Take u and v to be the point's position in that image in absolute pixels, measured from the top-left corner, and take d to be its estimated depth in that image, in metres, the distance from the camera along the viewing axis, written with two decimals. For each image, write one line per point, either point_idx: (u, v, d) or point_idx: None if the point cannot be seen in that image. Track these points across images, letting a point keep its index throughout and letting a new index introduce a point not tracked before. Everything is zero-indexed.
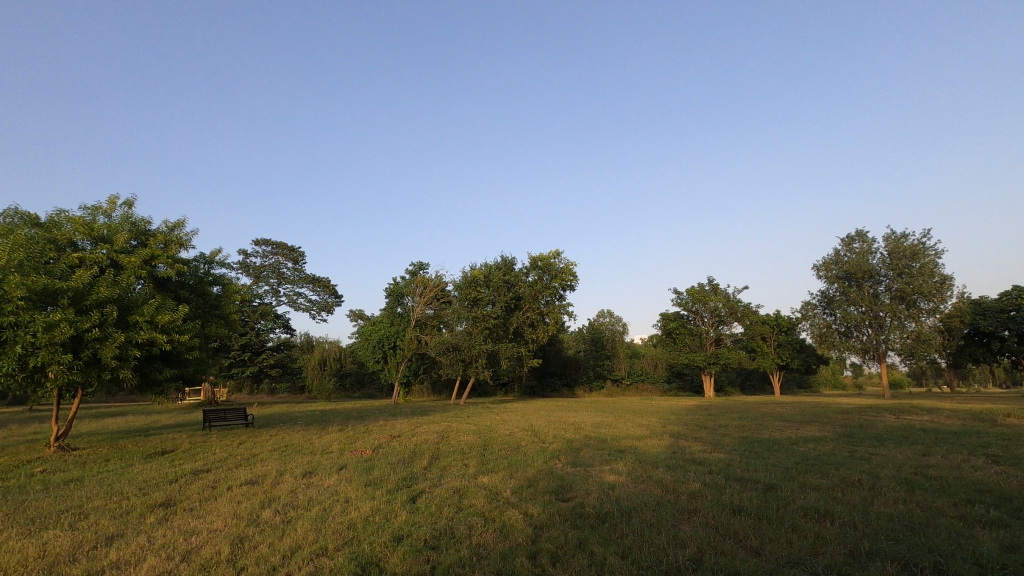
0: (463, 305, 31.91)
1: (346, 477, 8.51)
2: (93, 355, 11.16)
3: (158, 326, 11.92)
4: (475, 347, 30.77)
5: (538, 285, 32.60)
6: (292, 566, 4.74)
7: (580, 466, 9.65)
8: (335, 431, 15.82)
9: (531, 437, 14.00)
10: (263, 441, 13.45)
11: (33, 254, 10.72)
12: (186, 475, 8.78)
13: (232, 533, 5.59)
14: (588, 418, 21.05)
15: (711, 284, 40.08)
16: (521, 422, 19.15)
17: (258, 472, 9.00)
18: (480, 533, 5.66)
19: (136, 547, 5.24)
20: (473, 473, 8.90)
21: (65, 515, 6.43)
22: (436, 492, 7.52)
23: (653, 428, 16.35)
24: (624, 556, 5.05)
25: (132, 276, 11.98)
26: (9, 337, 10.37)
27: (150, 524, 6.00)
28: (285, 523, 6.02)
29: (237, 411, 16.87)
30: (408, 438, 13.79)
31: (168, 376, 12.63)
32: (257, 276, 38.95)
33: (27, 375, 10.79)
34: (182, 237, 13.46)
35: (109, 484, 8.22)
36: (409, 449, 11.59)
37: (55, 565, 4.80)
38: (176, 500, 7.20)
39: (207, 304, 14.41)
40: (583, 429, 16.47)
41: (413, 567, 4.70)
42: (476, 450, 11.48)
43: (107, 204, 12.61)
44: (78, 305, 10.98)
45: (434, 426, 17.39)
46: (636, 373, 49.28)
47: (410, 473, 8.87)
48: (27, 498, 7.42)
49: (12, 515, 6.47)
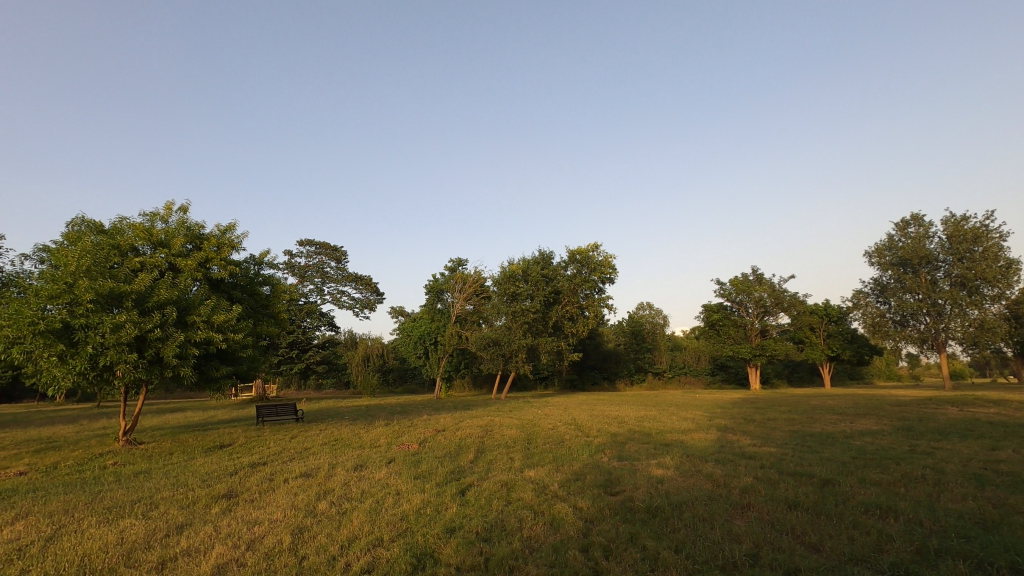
0: (503, 300, 32.24)
1: (397, 470, 8.74)
2: (156, 354, 11.76)
3: (214, 326, 12.44)
4: (515, 341, 30.91)
5: (576, 278, 32.39)
6: (351, 556, 4.89)
7: (626, 460, 9.61)
8: (381, 425, 16.21)
9: (575, 431, 13.98)
10: (315, 435, 13.94)
11: (99, 259, 11.38)
12: (245, 468, 9.16)
13: (292, 524, 5.82)
14: (632, 411, 20.89)
15: (755, 273, 39.11)
16: (563, 416, 19.13)
17: (312, 465, 9.32)
18: (531, 526, 5.71)
19: (204, 535, 5.51)
20: (519, 467, 8.99)
21: (137, 505, 6.83)
22: (484, 485, 7.62)
23: (699, 422, 16.07)
24: (677, 550, 5.01)
25: (189, 278, 12.56)
26: (80, 338, 11.05)
27: (215, 514, 6.30)
28: (341, 514, 6.22)
29: (288, 407, 17.48)
30: (453, 432, 14.02)
31: (224, 373, 13.19)
32: (303, 276, 40.09)
33: (98, 375, 11.48)
34: (233, 239, 13.97)
35: (175, 476, 8.68)
36: (455, 443, 11.78)
37: (133, 552, 5.10)
38: (236, 491, 7.54)
39: (258, 304, 14.94)
40: (626, 422, 16.37)
41: (468, 559, 4.78)
42: (521, 444, 11.56)
43: (163, 210, 13.21)
44: (141, 306, 11.60)
45: (478, 420, 17.59)
46: (678, 366, 48.54)
47: (458, 467, 9.01)
48: (102, 489, 7.92)
49: (92, 505, 6.93)
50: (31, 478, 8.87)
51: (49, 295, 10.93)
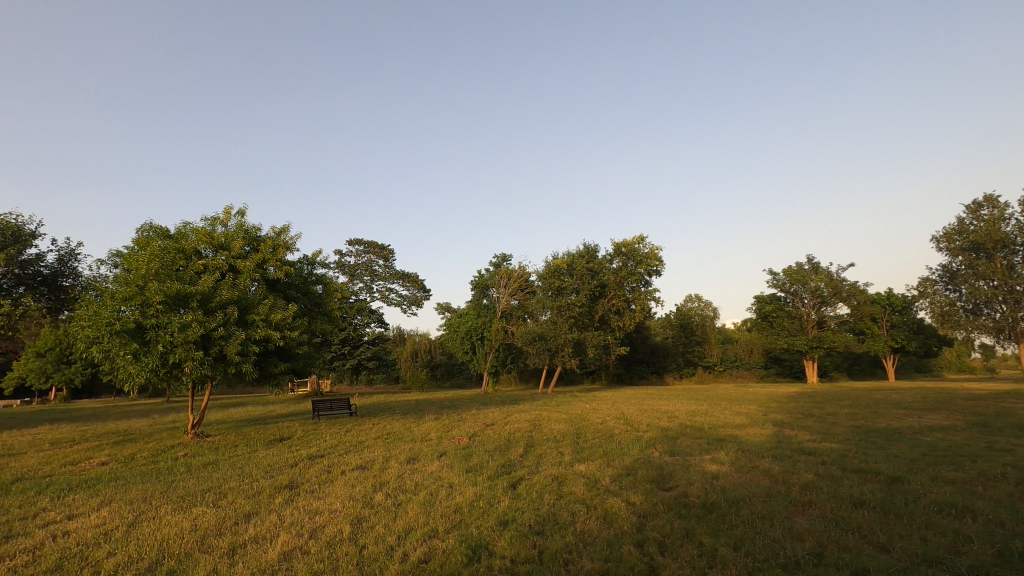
0: (548, 295, 32.16)
1: (449, 463, 8.88)
2: (220, 352, 12.38)
3: (272, 324, 12.96)
4: (561, 335, 30.76)
5: (622, 271, 31.99)
6: (408, 546, 5.03)
7: (678, 455, 9.42)
8: (431, 419, 16.54)
9: (625, 426, 13.84)
10: (368, 429, 14.33)
11: (166, 263, 12.06)
12: (304, 460, 9.53)
13: (351, 514, 6.01)
14: (683, 405, 20.49)
15: (811, 262, 37.57)
16: (612, 410, 18.96)
17: (367, 458, 9.60)
18: (584, 520, 5.71)
19: (270, 524, 5.79)
20: (569, 461, 8.97)
21: (208, 494, 7.23)
22: (535, 479, 7.66)
23: (754, 416, 15.61)
24: (736, 548, 4.89)
25: (248, 278, 13.13)
26: (152, 337, 11.77)
27: (279, 504, 6.60)
28: (396, 506, 6.40)
29: (342, 401, 18.06)
30: (501, 426, 14.12)
31: (282, 369, 13.72)
32: (352, 275, 41.22)
33: (168, 372, 12.19)
34: (288, 240, 14.48)
35: (240, 467, 9.14)
36: (504, 437, 11.87)
37: (206, 538, 5.42)
38: (297, 482, 7.87)
39: (313, 303, 15.45)
40: (676, 417, 16.05)
41: (522, 552, 4.82)
42: (571, 438, 11.55)
43: (223, 214, 13.84)
44: (205, 306, 12.23)
45: (525, 414, 17.68)
46: (730, 360, 47.20)
47: (508, 460, 9.08)
48: (175, 479, 8.43)
49: (167, 493, 7.39)
50: (113, 468, 9.54)
51: (123, 297, 11.70)
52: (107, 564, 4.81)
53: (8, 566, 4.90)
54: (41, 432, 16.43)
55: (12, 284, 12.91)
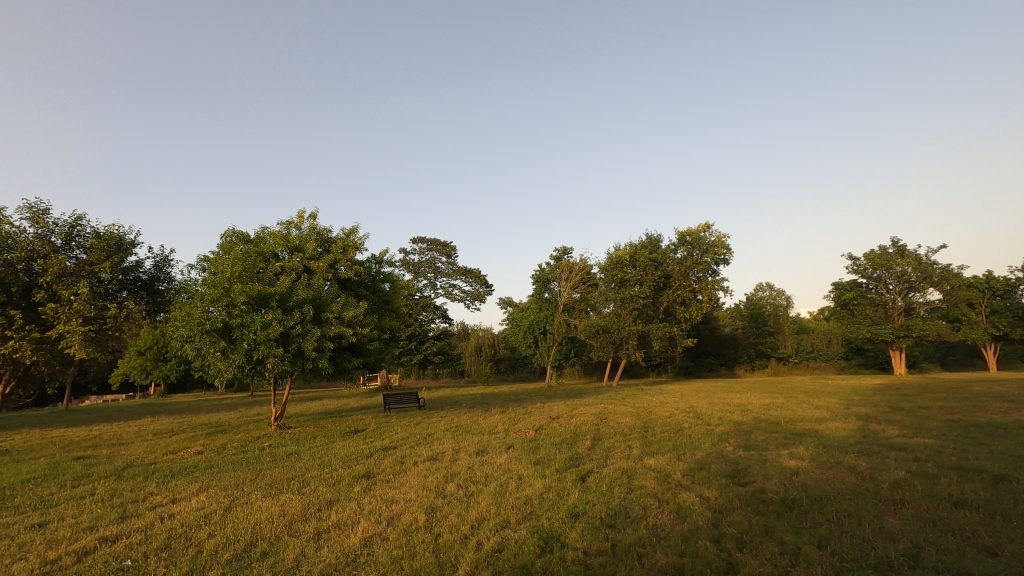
0: (611, 287, 31.70)
1: (517, 456, 8.98)
2: (298, 348, 13.11)
3: (345, 321, 13.54)
4: (625, 328, 30.22)
5: (688, 261, 31.28)
6: (482, 535, 5.14)
7: (754, 449, 9.05)
8: (498, 412, 16.75)
9: (694, 419, 13.49)
10: (437, 421, 14.72)
11: (248, 266, 12.88)
12: (379, 451, 9.94)
13: (425, 504, 6.22)
14: (756, 397, 19.73)
15: (896, 246, 35.04)
16: (680, 403, 18.53)
17: (438, 450, 9.88)
18: (656, 515, 5.62)
19: (350, 511, 6.08)
20: (638, 455, 8.84)
21: (293, 482, 7.70)
22: (604, 472, 7.62)
23: (835, 410, 14.78)
24: (821, 547, 4.67)
25: (321, 278, 13.78)
26: (238, 335, 12.62)
27: (358, 492, 6.93)
28: (468, 496, 6.54)
29: (411, 395, 18.64)
30: (567, 419, 14.14)
31: (355, 364, 14.33)
32: (417, 272, 42.31)
33: (252, 368, 13.02)
34: (357, 240, 15.03)
35: (320, 457, 9.66)
36: (570, 430, 11.86)
37: (294, 522, 5.77)
38: (373, 472, 8.23)
39: (381, 300, 15.99)
40: (749, 410, 15.45)
41: (594, 545, 4.81)
42: (639, 432, 11.37)
43: (297, 218, 14.57)
44: (283, 305, 12.98)
45: (591, 408, 17.62)
46: (806, 351, 44.89)
47: (576, 453, 9.08)
48: (263, 467, 9.03)
49: (257, 480, 7.93)
50: (208, 457, 10.35)
51: (211, 299, 12.59)
52: (209, 544, 5.24)
53: (125, 543, 5.43)
54: (145, 423, 18.02)
55: (117, 289, 14.11)
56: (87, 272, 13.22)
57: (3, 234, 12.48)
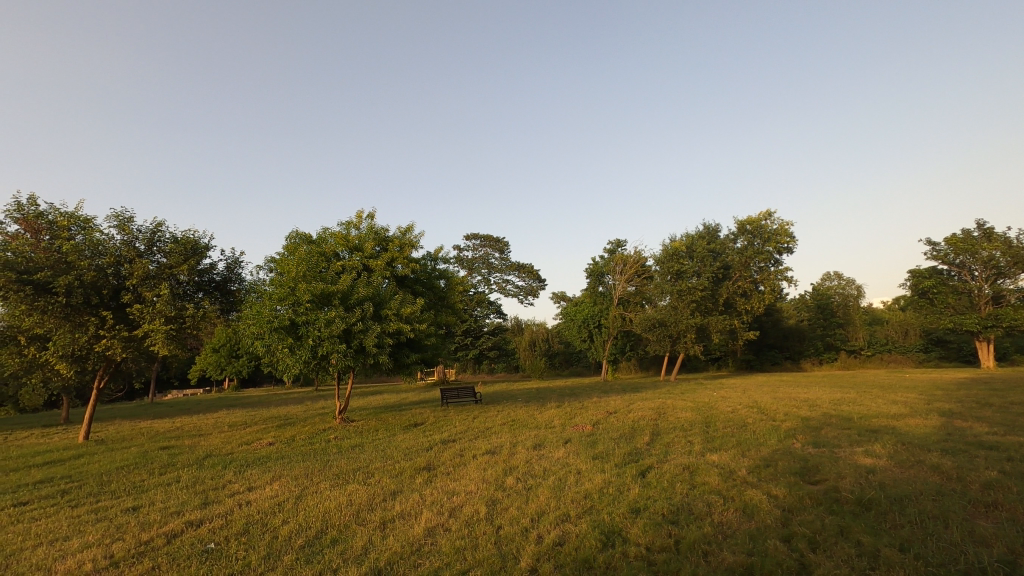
0: (666, 279, 30.95)
1: (574, 450, 8.95)
2: (360, 344, 13.56)
3: (403, 318, 13.90)
4: (682, 321, 29.48)
5: (748, 251, 30.21)
6: (542, 528, 5.18)
7: (824, 447, 8.63)
8: (554, 407, 16.71)
9: (758, 414, 13.00)
10: (494, 416, 14.85)
11: (311, 266, 13.44)
12: (439, 445, 10.17)
13: (486, 496, 6.31)
14: (825, 393, 18.76)
15: (982, 229, 32.32)
16: (742, 398, 17.90)
17: (496, 444, 9.99)
18: (722, 512, 5.47)
19: (414, 502, 6.26)
20: (700, 451, 8.60)
21: (359, 473, 8.00)
22: (665, 468, 7.47)
23: (915, 405, 13.85)
24: (903, 550, 4.41)
25: (380, 276, 14.19)
26: (304, 333, 13.19)
27: (420, 483, 7.13)
28: (527, 490, 6.59)
29: (468, 389, 18.92)
30: (625, 413, 13.96)
31: (413, 359, 14.70)
32: (471, 268, 42.82)
33: (317, 363, 13.57)
34: (413, 238, 15.38)
35: (382, 449, 9.97)
36: (628, 425, 11.70)
37: (361, 512, 5.99)
38: (434, 464, 8.44)
39: (437, 296, 16.32)
40: (818, 405, 14.72)
41: (657, 541, 4.74)
42: (700, 427, 11.08)
43: (356, 218, 15.05)
44: (345, 303, 13.47)
45: (649, 402, 17.31)
46: (880, 343, 42.31)
47: (635, 449, 8.94)
48: (330, 458, 9.44)
49: (324, 471, 8.31)
50: (280, 448, 10.90)
51: (279, 298, 13.23)
52: (284, 530, 5.53)
53: (209, 527, 5.81)
54: (221, 416, 19.18)
55: (194, 290, 15.05)
56: (167, 275, 14.17)
57: (95, 241, 13.54)
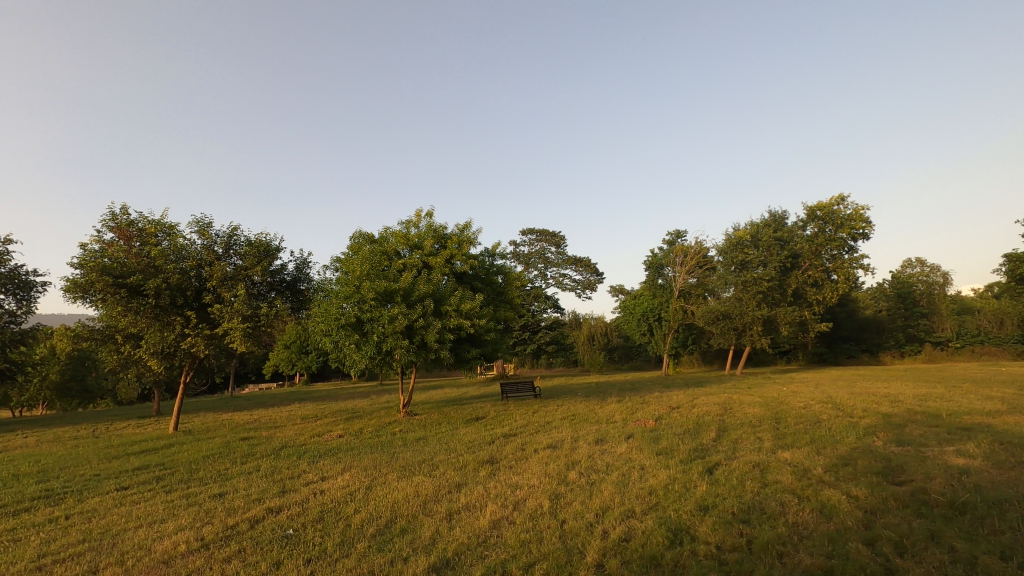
0: (730, 270, 29.80)
1: (637, 446, 8.81)
2: (422, 340, 13.89)
3: (463, 313, 14.11)
4: (748, 313, 28.37)
5: (818, 238, 28.58)
6: (608, 524, 5.14)
7: (909, 445, 8.08)
8: (614, 401, 16.52)
9: (833, 410, 12.34)
10: (554, 410, 14.83)
11: (374, 264, 13.89)
12: (501, 438, 10.29)
13: (549, 490, 6.33)
14: (908, 388, 17.56)
15: None
16: (815, 393, 17.06)
17: (557, 438, 9.99)
18: (797, 512, 5.24)
19: (479, 494, 6.37)
20: (771, 448, 8.26)
21: (424, 465, 8.23)
22: (734, 465, 7.23)
23: (1014, 402, 12.68)
24: (1004, 558, 4.07)
25: (439, 273, 14.47)
26: (369, 329, 13.66)
27: (483, 476, 7.23)
28: (590, 485, 6.55)
29: (527, 384, 19.02)
30: (689, 409, 13.61)
31: (474, 355, 14.92)
32: (528, 263, 42.91)
33: (382, 359, 14.02)
34: (471, 235, 15.58)
35: (446, 443, 10.19)
36: (692, 421, 11.40)
37: (428, 503, 6.17)
38: (497, 458, 8.54)
39: (496, 292, 16.47)
40: (900, 401, 13.78)
41: (728, 540, 4.61)
42: (770, 424, 10.64)
43: (415, 217, 15.40)
44: (407, 300, 13.84)
45: (714, 397, 16.80)
46: (970, 335, 39.03)
47: (701, 445, 8.70)
48: (396, 450, 9.75)
49: (391, 462, 8.60)
50: (349, 440, 11.37)
51: (345, 296, 13.78)
52: (356, 518, 5.77)
53: (287, 514, 6.14)
54: (294, 409, 20.21)
55: (267, 289, 15.92)
56: (243, 276, 15.04)
57: (179, 246, 14.54)
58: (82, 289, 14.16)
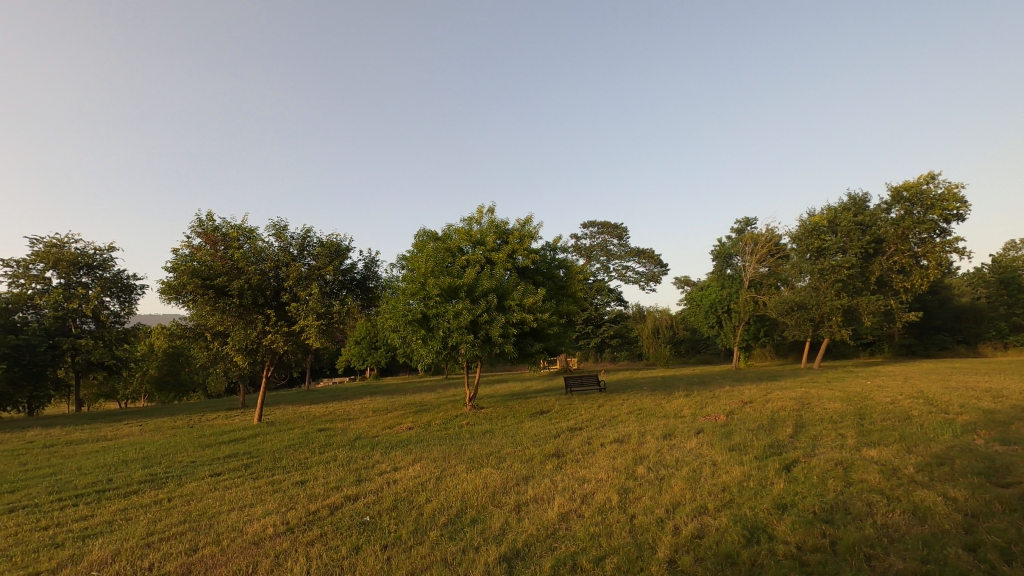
0: (806, 258, 28.40)
1: (708, 441, 8.57)
2: (486, 334, 14.09)
3: (526, 308, 14.18)
4: (825, 304, 27.02)
5: (905, 221, 26.42)
6: (679, 520, 5.04)
7: (1017, 444, 7.38)
8: (683, 396, 16.12)
9: (927, 406, 11.45)
10: (620, 404, 14.67)
11: (438, 261, 14.23)
12: (566, 432, 10.28)
13: (617, 484, 6.28)
14: (1014, 382, 15.98)
15: None
16: (904, 388, 15.87)
17: (623, 432, 9.88)
18: (886, 513, 4.92)
19: (546, 486, 6.42)
20: (855, 446, 7.79)
21: (491, 457, 8.36)
22: (813, 462, 6.88)
23: None
24: None
25: (502, 268, 14.61)
26: (435, 324, 14.00)
27: (551, 469, 7.26)
28: (660, 480, 6.43)
29: (591, 377, 18.91)
30: (762, 404, 13.06)
31: (537, 349, 14.98)
32: (589, 256, 42.47)
33: (448, 353, 14.34)
34: (532, 229, 15.61)
35: (512, 436, 10.30)
36: (767, 416, 10.93)
37: (496, 494, 6.26)
38: (563, 451, 8.54)
39: (558, 286, 16.44)
40: (1005, 396, 12.58)
41: (809, 540, 4.40)
42: (852, 419, 10.04)
43: (477, 214, 15.60)
44: (471, 295, 14.06)
45: (790, 391, 16.03)
46: None
47: (777, 441, 8.33)
48: (463, 443, 9.97)
49: (458, 454, 8.81)
50: (418, 432, 11.73)
51: (411, 293, 14.20)
52: (428, 508, 5.96)
53: (363, 502, 6.43)
54: (367, 402, 21.09)
55: (339, 288, 16.61)
56: (317, 276, 15.83)
57: (258, 249, 15.47)
58: (176, 291, 15.33)
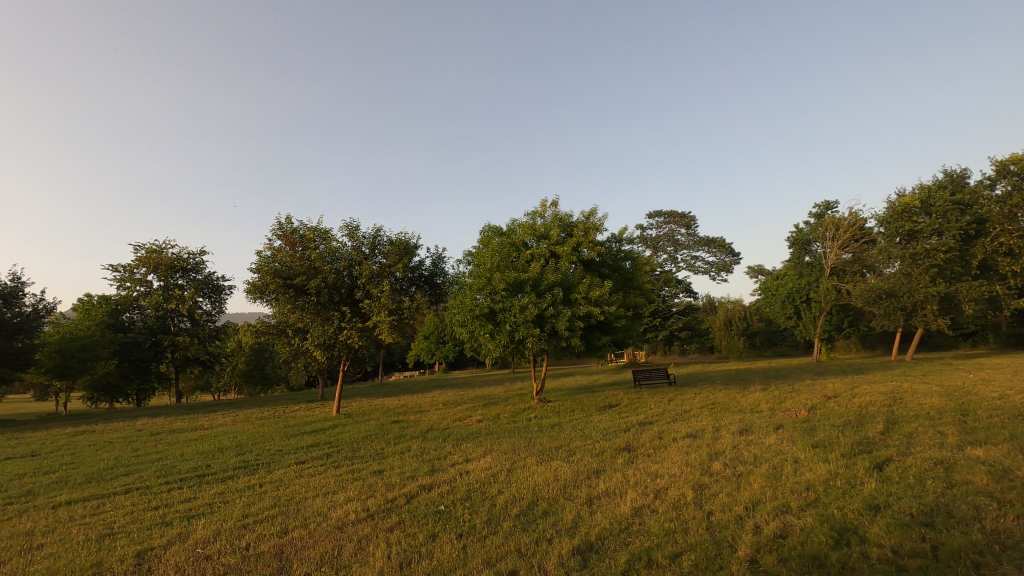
0: (895, 242, 26.37)
1: (788, 437, 8.16)
2: (553, 328, 14.09)
3: (592, 301, 14.02)
4: (918, 291, 25.11)
5: (1013, 198, 23.89)
6: (760, 518, 4.84)
7: None
8: (759, 390, 15.43)
9: None
10: (691, 398, 14.25)
11: (503, 256, 14.38)
12: (636, 426, 10.11)
13: (692, 480, 6.12)
14: None
15: None
16: (1013, 382, 14.40)
17: (696, 427, 9.59)
18: (998, 518, 4.50)
19: (618, 481, 6.35)
20: (956, 444, 7.17)
21: (561, 451, 8.37)
22: (909, 462, 6.39)
23: None
24: None
25: (567, 261, 14.52)
26: (502, 318, 14.14)
27: (622, 464, 7.17)
28: (737, 476, 6.20)
29: (661, 371, 18.48)
30: (848, 399, 12.26)
31: (604, 342, 14.81)
32: (656, 247, 41.42)
33: (515, 347, 14.46)
34: (596, 221, 15.41)
35: (581, 429, 10.26)
36: (854, 411, 10.27)
37: (567, 488, 6.26)
38: (634, 445, 8.41)
39: (624, 278, 16.15)
40: None
41: (907, 543, 4.11)
42: (953, 416, 9.21)
43: (541, 208, 15.60)
44: (537, 289, 14.10)
45: (878, 386, 14.96)
46: None
47: (865, 438, 7.81)
48: (532, 436, 10.04)
49: (527, 447, 8.86)
50: (487, 425, 11.93)
51: (478, 288, 14.44)
52: (500, 499, 6.05)
53: (438, 492, 6.62)
54: (436, 395, 21.66)
55: (409, 284, 17.11)
56: (387, 273, 16.42)
57: (333, 249, 16.24)
58: (261, 290, 16.40)
